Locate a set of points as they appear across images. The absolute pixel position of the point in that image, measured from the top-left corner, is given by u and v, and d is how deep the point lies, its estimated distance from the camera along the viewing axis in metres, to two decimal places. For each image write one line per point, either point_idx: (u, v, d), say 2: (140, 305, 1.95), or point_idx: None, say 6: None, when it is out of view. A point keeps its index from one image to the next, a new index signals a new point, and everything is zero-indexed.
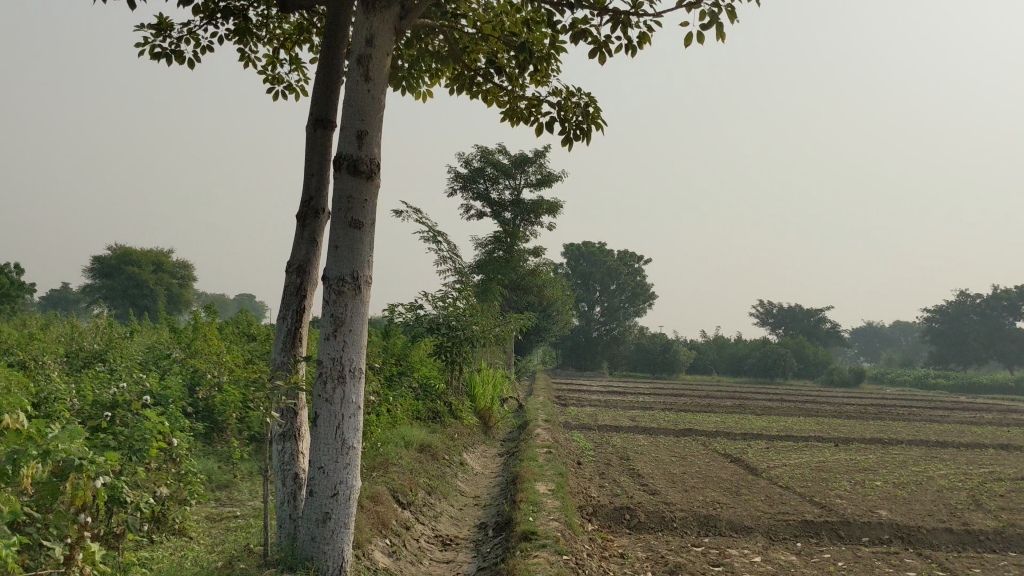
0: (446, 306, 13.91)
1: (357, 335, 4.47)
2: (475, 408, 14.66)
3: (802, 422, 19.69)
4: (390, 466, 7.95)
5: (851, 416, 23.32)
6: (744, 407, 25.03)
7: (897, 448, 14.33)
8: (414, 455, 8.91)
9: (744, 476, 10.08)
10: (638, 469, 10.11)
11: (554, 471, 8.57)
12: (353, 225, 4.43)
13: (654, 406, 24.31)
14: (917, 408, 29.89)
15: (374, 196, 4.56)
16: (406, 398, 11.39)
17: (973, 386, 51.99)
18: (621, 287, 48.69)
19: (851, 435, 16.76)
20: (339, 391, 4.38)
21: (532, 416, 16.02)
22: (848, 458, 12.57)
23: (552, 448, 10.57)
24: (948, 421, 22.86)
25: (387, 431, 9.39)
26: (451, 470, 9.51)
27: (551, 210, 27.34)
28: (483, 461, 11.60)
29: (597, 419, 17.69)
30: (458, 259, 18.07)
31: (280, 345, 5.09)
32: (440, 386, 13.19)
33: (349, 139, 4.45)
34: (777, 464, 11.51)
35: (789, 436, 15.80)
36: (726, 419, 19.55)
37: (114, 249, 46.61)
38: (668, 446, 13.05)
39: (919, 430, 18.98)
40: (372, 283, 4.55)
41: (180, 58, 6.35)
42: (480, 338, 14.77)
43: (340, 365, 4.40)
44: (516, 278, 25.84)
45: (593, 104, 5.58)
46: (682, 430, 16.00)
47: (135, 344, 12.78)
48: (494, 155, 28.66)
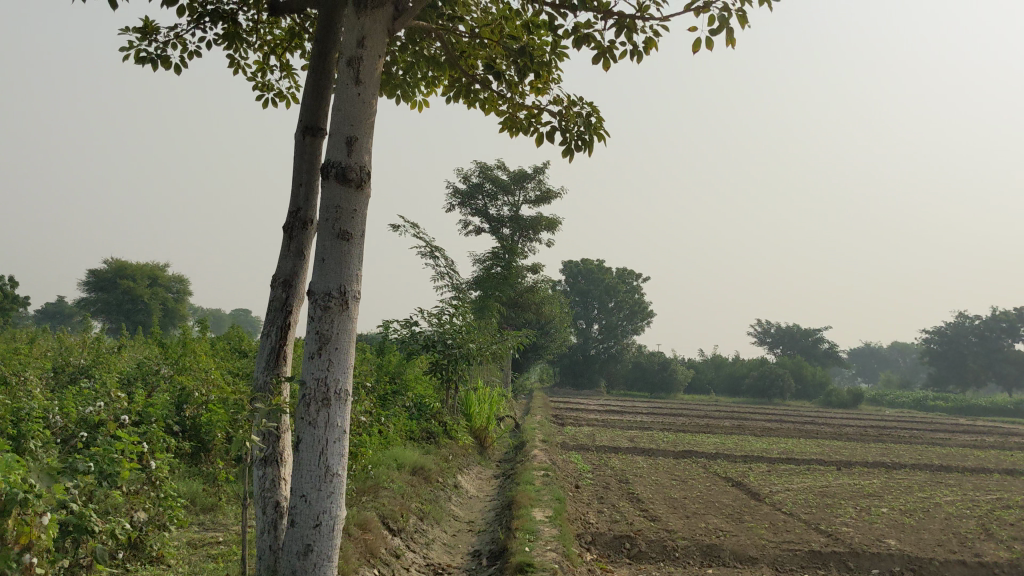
0: (442, 323, 13.63)
1: (344, 354, 4.20)
2: (471, 428, 14.36)
3: (804, 444, 19.37)
4: (381, 491, 7.67)
5: (852, 438, 23.01)
6: (744, 428, 24.72)
7: (901, 472, 14.03)
8: (406, 478, 8.63)
9: (747, 502, 9.79)
10: (638, 494, 9.82)
11: (551, 496, 8.28)
12: (341, 237, 4.17)
13: (653, 426, 23.99)
14: (918, 430, 29.59)
15: (364, 206, 4.30)
16: (400, 418, 11.09)
17: (972, 407, 51.66)
18: (619, 306, 48.38)
19: (854, 458, 16.45)
20: (323, 414, 4.11)
21: (529, 436, 15.72)
22: (852, 482, 12.28)
23: (549, 471, 10.28)
24: (950, 444, 22.56)
25: (379, 452, 9.11)
26: (444, 494, 9.21)
27: (549, 227, 27.13)
28: (477, 483, 11.30)
29: (595, 440, 17.38)
30: (455, 275, 17.82)
31: (264, 363, 4.82)
32: (435, 405, 12.90)
33: (338, 146, 4.20)
34: (780, 489, 11.21)
35: (790, 459, 15.50)
36: (726, 441, 19.24)
37: (109, 263, 46.26)
38: (668, 469, 12.75)
39: (922, 453, 18.68)
40: (360, 299, 4.29)
41: (166, 63, 6.11)
42: (477, 357, 14.49)
43: (325, 386, 4.13)
44: (514, 295, 25.58)
45: (596, 114, 5.33)
46: (682, 452, 15.69)
47: (123, 360, 12.48)
48: (493, 171, 28.46)
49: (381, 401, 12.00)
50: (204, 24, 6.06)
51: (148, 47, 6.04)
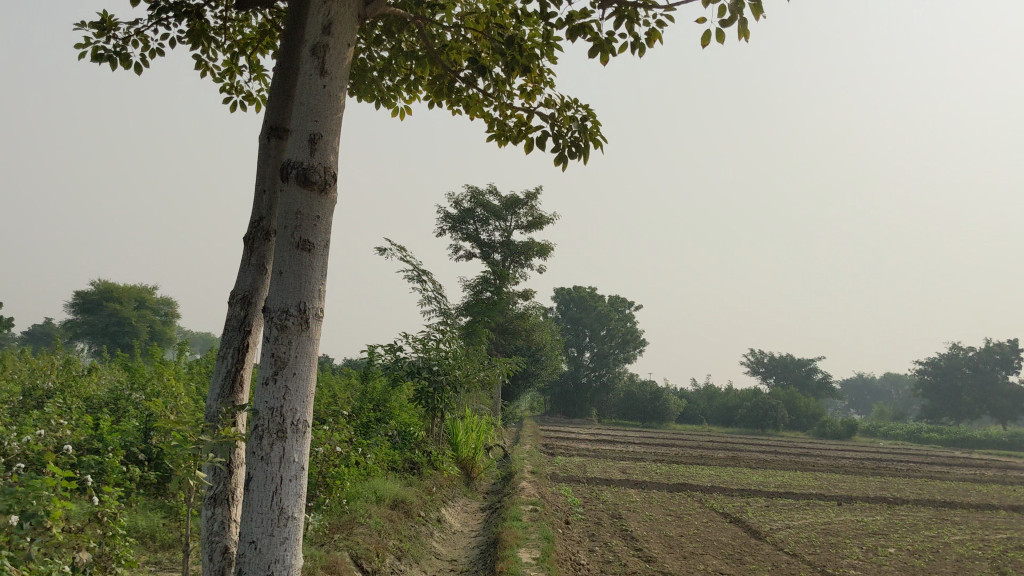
0: (427, 348, 13.11)
1: (302, 380, 3.69)
2: (457, 458, 13.79)
3: (800, 477, 18.87)
4: (357, 527, 7.12)
5: (849, 471, 22.51)
6: (738, 460, 24.18)
7: (904, 508, 13.52)
8: (385, 513, 8.11)
9: (746, 541, 9.26)
10: (632, 531, 9.28)
11: (539, 535, 7.73)
12: (301, 247, 3.67)
13: (645, 456, 23.41)
14: (915, 463, 29.10)
15: (329, 212, 3.80)
16: (382, 447, 10.55)
17: (966, 440, 51.19)
18: (611, 333, 48.04)
19: (853, 492, 15.94)
20: (276, 449, 3.59)
21: (518, 467, 15.18)
22: (854, 519, 11.76)
23: (538, 506, 9.74)
24: (950, 478, 22.08)
25: (358, 484, 8.59)
26: (426, 529, 8.67)
27: (541, 252, 26.72)
28: (462, 516, 10.73)
29: (586, 471, 16.82)
30: (444, 300, 17.35)
31: (218, 389, 4.31)
32: (419, 434, 12.38)
33: (300, 144, 3.71)
34: (780, 526, 10.68)
35: (789, 493, 14.98)
36: (722, 473, 18.69)
37: (95, 285, 45.52)
38: (662, 503, 12.22)
39: (922, 488, 18.18)
40: (322, 317, 3.78)
41: (125, 61, 5.65)
42: (465, 384, 13.97)
43: (279, 416, 3.61)
44: (505, 321, 25.08)
45: (592, 118, 4.88)
46: (676, 484, 15.17)
47: (94, 383, 11.91)
48: (484, 196, 28.06)
49: (363, 429, 11.45)
50: (167, 20, 5.60)
51: (106, 43, 5.58)
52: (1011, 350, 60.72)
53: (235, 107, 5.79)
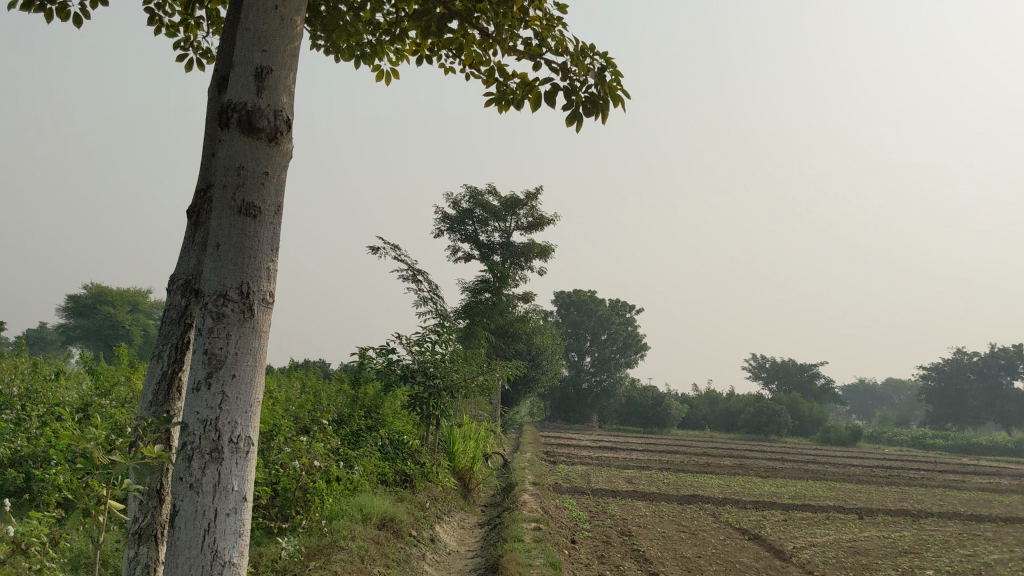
0: (423, 351, 12.25)
1: (246, 386, 2.87)
2: (454, 468, 12.94)
3: (813, 487, 18.01)
4: (336, 552, 6.27)
5: (862, 480, 21.65)
6: (747, 468, 23.30)
7: (930, 523, 12.67)
8: (371, 533, 7.27)
9: (769, 562, 8.38)
10: (644, 551, 8.45)
11: (543, 560, 6.84)
12: (245, 213, 2.84)
13: (650, 464, 22.56)
14: (926, 471, 28.25)
15: (281, 170, 2.98)
16: (372, 458, 9.71)
17: (972, 446, 50.32)
18: (611, 338, 47.37)
19: (871, 504, 15.08)
20: (210, 474, 2.76)
21: (519, 477, 14.31)
22: (882, 535, 10.92)
23: (541, 523, 8.90)
24: (966, 488, 21.23)
25: (342, 501, 7.80)
26: (416, 552, 7.82)
27: (542, 254, 25.88)
28: (458, 533, 9.89)
29: (591, 481, 15.99)
30: (440, 301, 16.51)
31: (150, 396, 3.46)
32: (413, 443, 11.57)
33: (244, 80, 2.89)
34: (802, 545, 9.81)
35: (806, 505, 14.12)
36: (732, 483, 17.83)
37: (88, 290, 44.67)
38: (673, 518, 11.35)
39: (942, 499, 17.33)
40: (271, 304, 2.95)
41: (62, 11, 4.82)
42: (463, 389, 13.13)
43: (214, 432, 2.78)
44: (504, 324, 24.22)
45: (612, 70, 4.10)
46: (685, 496, 14.31)
47: (62, 388, 11.03)
48: (484, 196, 27.25)
49: (353, 440, 10.59)
50: None
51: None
52: (1017, 354, 59.93)
53: (192, 66, 4.97)
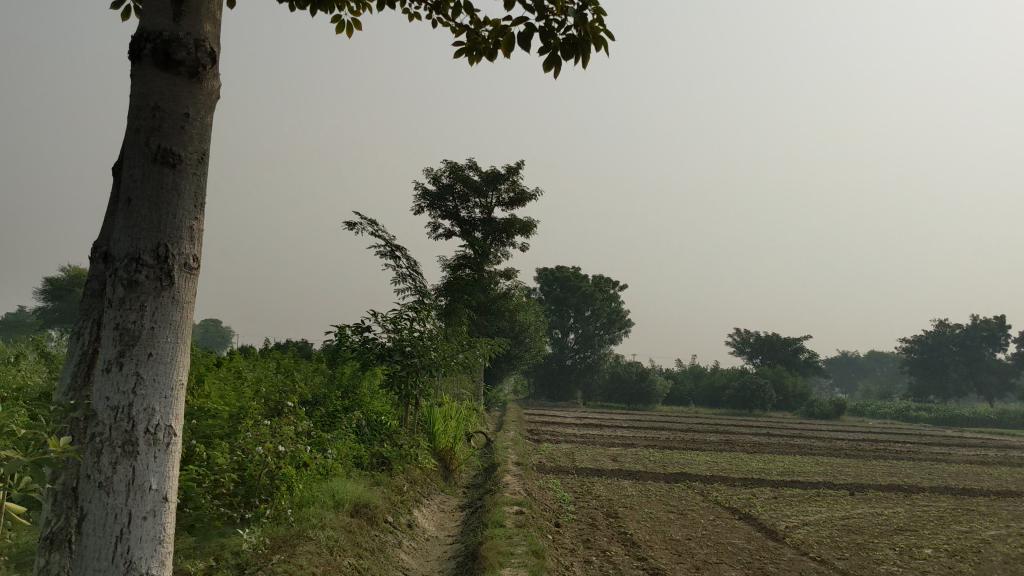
0: (398, 329, 11.81)
1: (167, 367, 2.43)
2: (434, 449, 12.55)
3: (801, 462, 17.72)
4: (304, 543, 5.86)
5: (849, 454, 21.42)
6: (733, 444, 23.04)
7: (923, 498, 12.38)
8: (344, 521, 6.87)
9: (762, 543, 8.00)
10: (632, 533, 8.08)
11: (525, 548, 6.42)
12: (161, 161, 2.40)
13: (636, 441, 22.26)
14: (911, 444, 28.10)
15: (205, 111, 2.54)
16: (346, 440, 9.30)
17: (955, 417, 50.45)
18: (596, 313, 46.00)
19: (860, 479, 14.79)
20: (122, 471, 2.33)
21: (502, 457, 13.91)
22: (876, 512, 10.60)
23: (524, 506, 8.51)
24: (954, 460, 21.02)
25: (313, 488, 7.42)
26: (392, 539, 7.42)
27: (524, 230, 25.41)
28: (438, 518, 9.51)
29: (575, 460, 15.62)
30: (419, 277, 16.05)
31: (67, 381, 3.00)
32: (392, 424, 11.16)
33: (159, 5, 2.46)
34: (795, 523, 9.45)
35: (796, 481, 13.81)
36: (718, 459, 17.52)
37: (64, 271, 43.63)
38: (661, 498, 10.99)
39: (931, 473, 17.07)
40: (196, 269, 2.50)
41: None
42: (442, 367, 12.70)
43: (127, 421, 2.34)
44: (487, 301, 23.80)
45: (593, 8, 3.66)
46: (672, 474, 13.96)
47: (20, 371, 10.51)
48: (464, 170, 26.67)
49: (325, 422, 10.16)
50: None
51: None
52: (999, 326, 60.07)
53: (128, 14, 4.46)
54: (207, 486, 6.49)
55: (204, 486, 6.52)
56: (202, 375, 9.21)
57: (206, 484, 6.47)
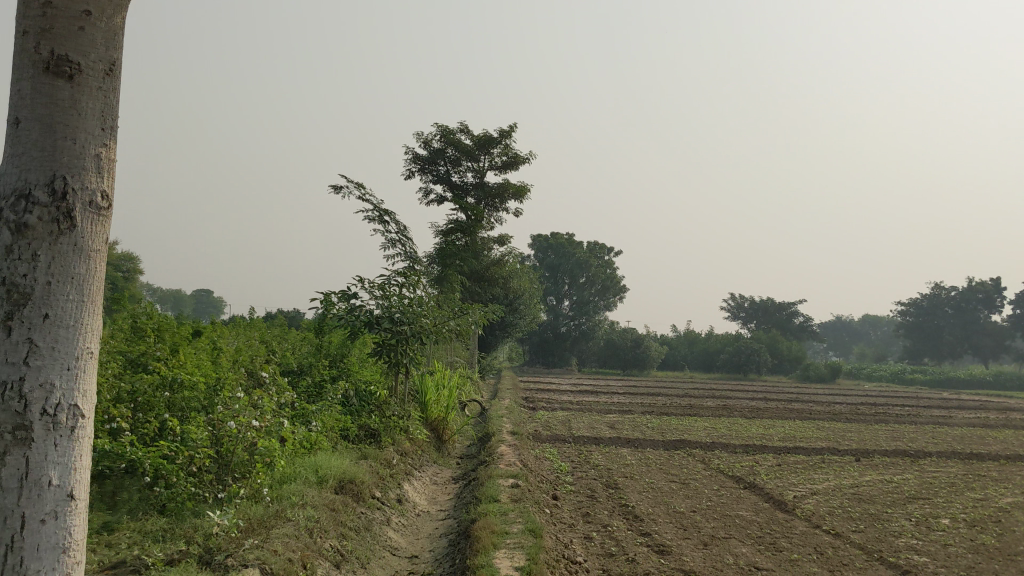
0: (386, 296, 11.26)
1: (67, 332, 2.34)
2: (425, 420, 12.12)
3: (801, 427, 17.33)
4: (281, 525, 5.42)
5: (849, 418, 21.05)
6: (730, 409, 22.67)
7: (932, 464, 11.99)
8: (328, 498, 6.44)
9: (771, 516, 7.56)
10: (634, 506, 7.64)
11: (521, 526, 5.95)
12: (53, 68, 2.32)
13: (634, 407, 21.84)
14: (910, 407, 27.81)
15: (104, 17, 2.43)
16: (331, 412, 8.86)
17: (951, 379, 50.26)
18: (590, 280, 45.79)
19: (864, 444, 14.39)
20: (12, 461, 2.24)
21: (497, 426, 13.45)
22: (885, 480, 10.20)
23: (520, 479, 8.08)
24: (954, 423, 20.69)
25: (294, 465, 7.01)
26: (380, 517, 6.98)
27: (517, 194, 24.88)
28: (429, 491, 9.09)
29: (572, 428, 15.18)
30: (409, 242, 15.56)
31: None
32: (382, 394, 10.73)
33: None
34: (803, 492, 9.03)
35: (799, 448, 13.40)
36: (718, 425, 17.10)
37: None
38: (661, 467, 10.57)
39: (934, 436, 16.72)
40: (95, 221, 2.40)
41: None
42: (433, 335, 12.21)
43: (18, 400, 2.25)
44: (479, 268, 23.31)
45: None
46: (672, 441, 13.54)
47: None
48: (455, 134, 26.05)
49: (309, 393, 9.72)
50: None
51: None
52: (994, 288, 59.50)
53: None
54: (180, 462, 6.09)
55: (177, 462, 6.11)
56: (179, 345, 8.75)
57: (181, 461, 6.06)
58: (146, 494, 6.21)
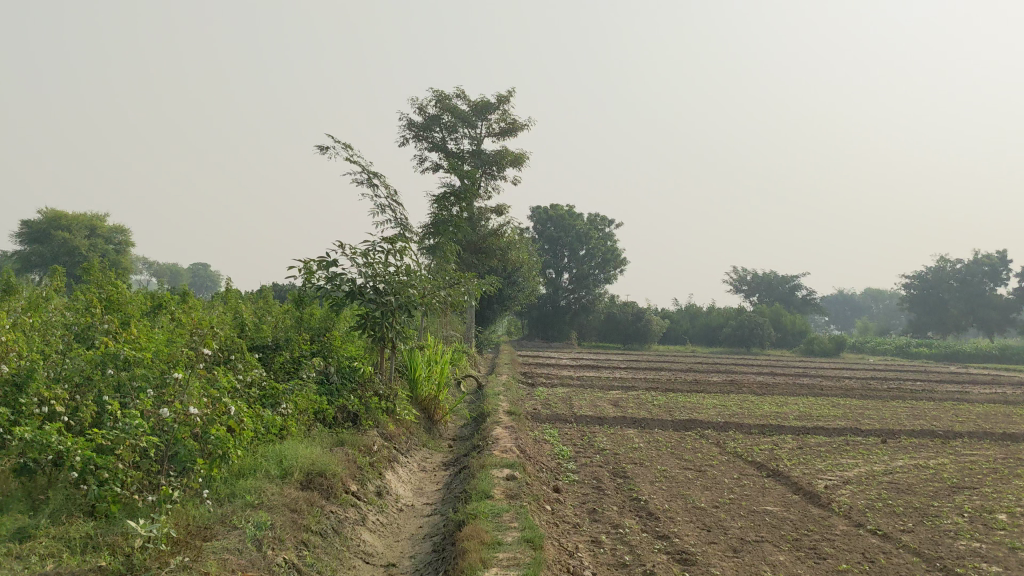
0: (371, 264, 10.28)
1: None
2: (415, 398, 11.17)
3: (816, 405, 16.32)
4: (224, 538, 4.45)
5: (864, 394, 20.04)
6: (739, 385, 21.64)
7: (964, 446, 11.02)
8: (290, 496, 5.47)
9: (805, 512, 6.59)
10: (648, 501, 6.66)
11: (517, 533, 4.96)
12: None
13: (638, 384, 20.90)
14: (924, 382, 26.81)
15: None
16: (306, 391, 7.92)
17: (955, 352, 49.38)
18: (591, 253, 44.23)
19: (886, 424, 13.40)
20: None
21: (493, 405, 12.46)
22: (920, 466, 9.22)
23: (518, 469, 7.09)
24: (975, 400, 19.66)
25: (253, 457, 6.07)
26: (355, 517, 5.99)
27: (515, 162, 23.79)
28: (416, 480, 8.12)
29: (574, 406, 14.21)
30: (399, 208, 14.53)
31: None
32: (366, 371, 9.75)
33: None
34: (835, 482, 8.06)
35: (818, 428, 12.40)
36: (728, 402, 16.13)
37: (43, 213, 39.69)
38: (673, 451, 9.60)
39: (957, 415, 15.70)
40: None
41: None
42: (423, 306, 11.20)
43: None
44: (475, 238, 22.28)
45: None
46: (681, 421, 12.56)
47: None
48: (451, 100, 24.90)
49: (284, 370, 8.75)
50: None
51: None
52: (1000, 261, 57.97)
53: None
54: (115, 455, 5.10)
55: (111, 454, 5.12)
56: (132, 318, 7.76)
57: (115, 454, 5.09)
58: (73, 490, 5.18)
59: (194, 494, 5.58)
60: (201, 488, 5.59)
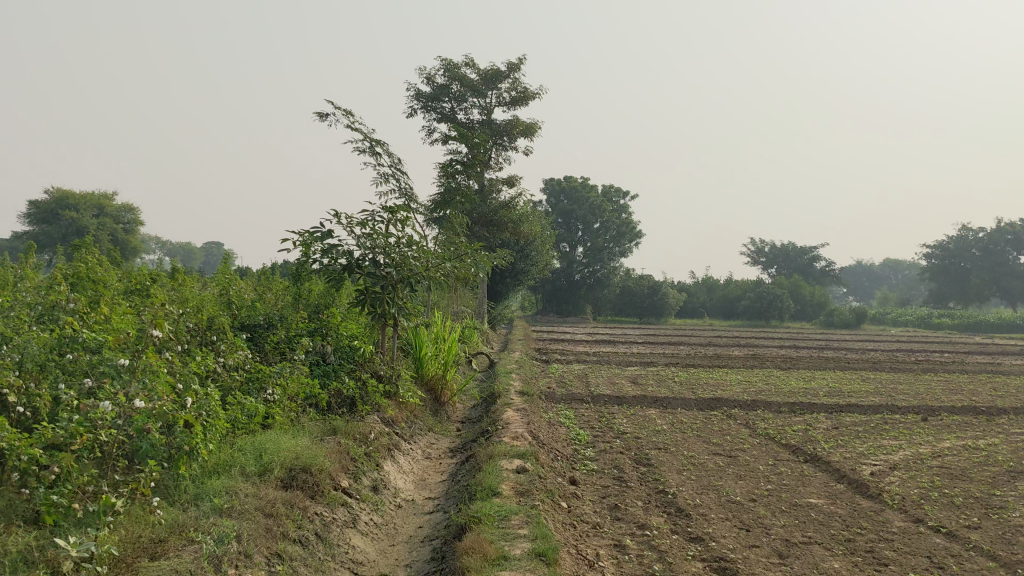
0: (371, 234, 9.54)
1: None
2: (420, 378, 10.44)
3: (845, 380, 15.48)
4: (177, 557, 3.78)
5: (893, 368, 19.15)
6: (762, 359, 20.77)
7: (1010, 424, 10.18)
8: (267, 495, 4.78)
9: (855, 506, 5.83)
10: (677, 495, 5.90)
11: (527, 542, 4.24)
12: None
13: (656, 359, 20.22)
14: (952, 354, 25.84)
15: None
16: (297, 374, 7.20)
17: (979, 323, 48.18)
18: (605, 226, 43.30)
19: (923, 400, 12.57)
20: None
21: (505, 385, 11.70)
22: (970, 448, 8.40)
23: (530, 459, 6.36)
24: (1010, 372, 18.73)
25: (227, 451, 5.39)
26: (345, 518, 5.29)
27: (526, 131, 22.95)
28: (419, 471, 7.39)
29: (591, 384, 13.45)
30: (404, 177, 13.74)
31: None
32: (367, 350, 9.03)
33: None
34: (881, 468, 7.27)
35: (852, 405, 11.58)
36: (752, 378, 15.32)
37: (51, 193, 39.12)
38: (700, 434, 8.84)
39: (997, 389, 14.80)
40: None
41: None
42: (428, 281, 10.44)
43: None
44: (486, 210, 21.48)
45: None
46: (705, 399, 11.80)
47: None
48: (460, 68, 24.03)
49: (275, 349, 8.04)
50: None
51: None
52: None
53: None
54: (61, 453, 4.37)
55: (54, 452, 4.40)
56: (101, 297, 7.02)
57: (57, 452, 4.36)
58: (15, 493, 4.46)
59: (157, 495, 4.86)
60: (164, 489, 4.88)
